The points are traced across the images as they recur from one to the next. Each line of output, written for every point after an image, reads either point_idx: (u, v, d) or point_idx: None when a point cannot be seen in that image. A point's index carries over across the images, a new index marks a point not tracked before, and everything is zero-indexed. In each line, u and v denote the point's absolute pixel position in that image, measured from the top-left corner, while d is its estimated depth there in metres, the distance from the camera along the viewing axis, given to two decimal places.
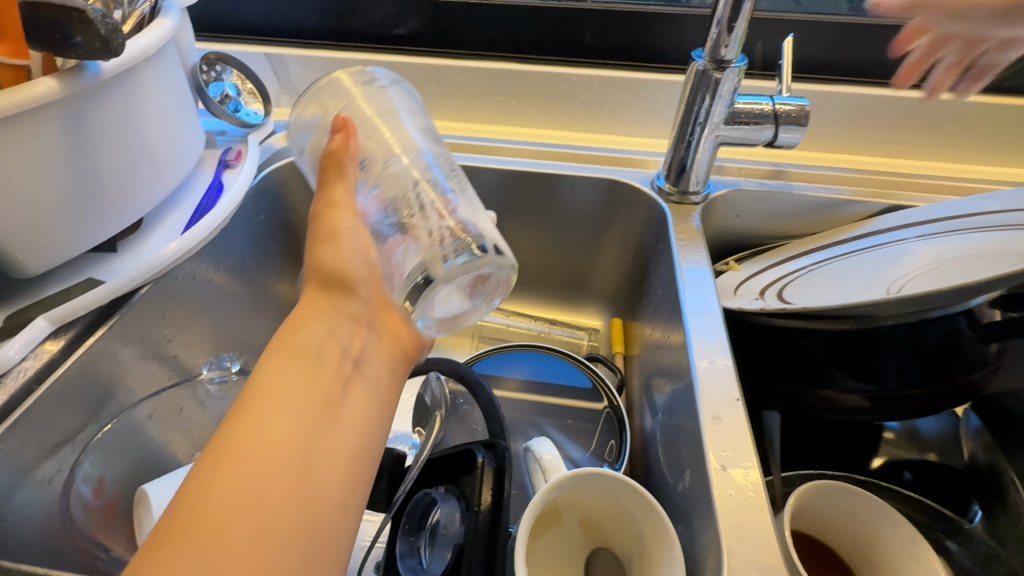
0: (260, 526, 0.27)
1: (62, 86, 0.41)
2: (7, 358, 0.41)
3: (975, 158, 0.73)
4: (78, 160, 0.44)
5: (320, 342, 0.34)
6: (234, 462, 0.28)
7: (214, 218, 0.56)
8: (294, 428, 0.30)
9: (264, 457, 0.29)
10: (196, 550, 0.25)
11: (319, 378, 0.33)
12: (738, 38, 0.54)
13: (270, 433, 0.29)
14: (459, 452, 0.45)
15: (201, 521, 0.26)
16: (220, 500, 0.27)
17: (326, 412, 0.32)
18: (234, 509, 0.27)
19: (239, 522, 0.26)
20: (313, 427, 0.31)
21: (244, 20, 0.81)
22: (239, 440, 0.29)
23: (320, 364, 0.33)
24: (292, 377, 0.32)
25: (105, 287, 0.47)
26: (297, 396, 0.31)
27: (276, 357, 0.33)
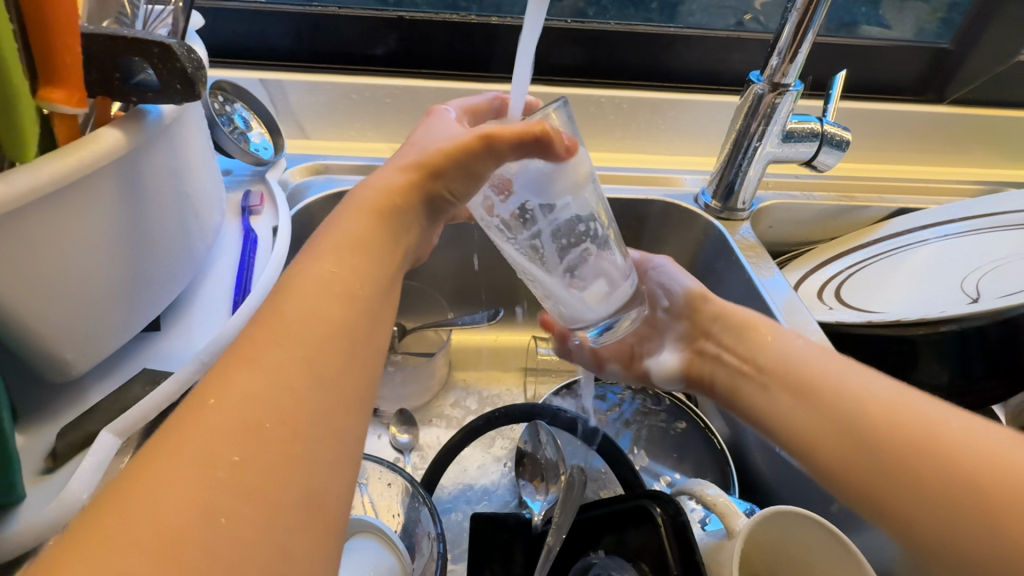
0: (338, 345, 0.26)
1: (127, 136, 0.33)
2: (79, 494, 0.31)
3: (947, 161, 0.83)
4: (133, 226, 0.35)
5: (401, 217, 0.33)
6: (313, 289, 0.27)
7: (263, 278, 0.46)
8: (362, 269, 0.29)
9: (348, 288, 0.28)
10: (283, 355, 0.24)
11: (379, 230, 0.32)
12: (799, 65, 0.56)
13: (342, 267, 0.29)
14: (626, 507, 0.43)
15: (284, 332, 0.25)
16: (298, 318, 0.26)
17: (387, 261, 0.31)
18: (312, 326, 0.25)
19: (318, 337, 0.25)
20: (380, 273, 0.30)
21: (227, 41, 0.71)
22: (334, 270, 0.29)
23: (397, 229, 0.33)
24: (358, 226, 0.31)
25: (173, 378, 0.37)
26: (362, 245, 0.30)
27: (353, 213, 0.32)
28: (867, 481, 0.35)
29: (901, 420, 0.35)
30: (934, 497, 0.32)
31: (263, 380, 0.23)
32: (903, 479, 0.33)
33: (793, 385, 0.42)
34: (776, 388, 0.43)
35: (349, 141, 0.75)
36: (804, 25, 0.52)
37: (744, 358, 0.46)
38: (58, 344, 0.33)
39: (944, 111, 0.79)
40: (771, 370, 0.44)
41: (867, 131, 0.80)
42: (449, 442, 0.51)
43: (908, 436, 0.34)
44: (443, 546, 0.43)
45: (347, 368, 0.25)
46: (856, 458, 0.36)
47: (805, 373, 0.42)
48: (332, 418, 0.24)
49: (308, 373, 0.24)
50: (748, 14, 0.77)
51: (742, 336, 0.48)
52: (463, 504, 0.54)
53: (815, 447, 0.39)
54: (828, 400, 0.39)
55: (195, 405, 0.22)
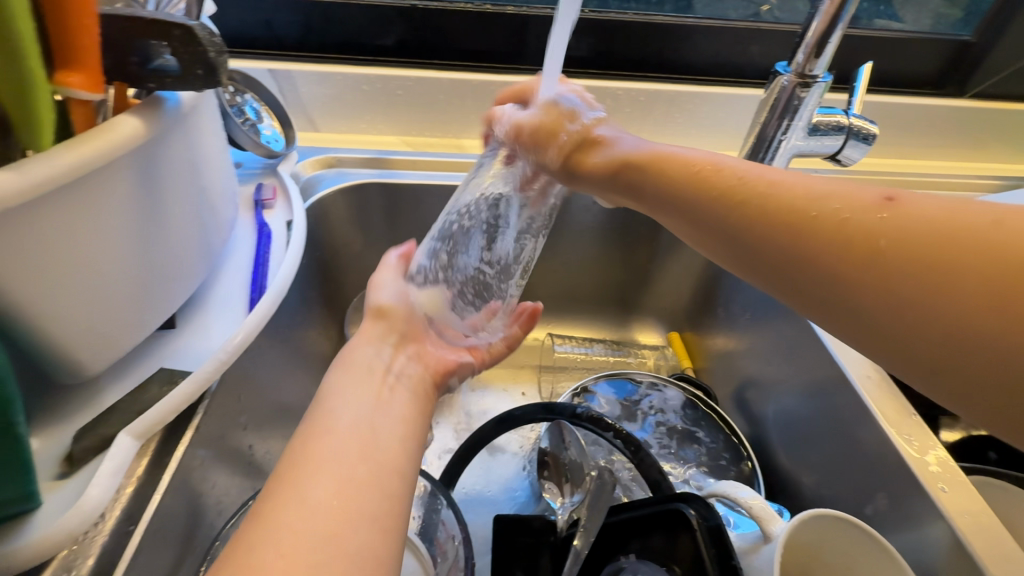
0: (332, 477, 0.26)
1: (146, 125, 0.31)
2: (97, 499, 0.30)
3: (965, 155, 0.82)
4: (148, 219, 0.34)
5: (369, 362, 0.35)
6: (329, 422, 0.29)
7: (279, 276, 0.45)
8: (365, 396, 0.31)
9: (331, 434, 0.28)
10: (322, 493, 0.25)
11: (362, 368, 0.34)
12: (828, 55, 0.55)
13: (334, 418, 0.29)
14: (657, 511, 0.41)
15: (315, 470, 0.26)
16: (322, 452, 0.27)
17: (372, 388, 0.32)
18: (306, 474, 0.26)
19: (342, 463, 0.27)
20: (378, 397, 0.32)
21: (236, 30, 0.69)
22: (319, 429, 0.29)
23: (370, 373, 0.34)
24: (341, 379, 0.33)
25: (191, 378, 0.35)
26: (353, 387, 0.32)
27: (334, 372, 0.34)
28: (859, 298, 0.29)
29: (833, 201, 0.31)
30: (937, 276, 0.27)
31: (304, 522, 0.24)
32: (871, 286, 0.28)
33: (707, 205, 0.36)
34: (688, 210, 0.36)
35: (362, 134, 0.73)
36: (833, 16, 0.50)
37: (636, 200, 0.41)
38: (74, 345, 0.32)
39: (964, 105, 0.78)
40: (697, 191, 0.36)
41: (887, 124, 0.78)
42: (467, 441, 0.50)
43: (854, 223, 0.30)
44: (469, 553, 0.42)
45: (377, 487, 0.27)
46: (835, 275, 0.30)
47: (706, 177, 0.36)
48: (374, 535, 0.25)
49: (345, 506, 0.25)
50: (765, 5, 0.75)
51: (639, 178, 0.40)
52: (482, 505, 0.53)
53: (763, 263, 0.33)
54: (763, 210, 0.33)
55: (242, 562, 0.23)
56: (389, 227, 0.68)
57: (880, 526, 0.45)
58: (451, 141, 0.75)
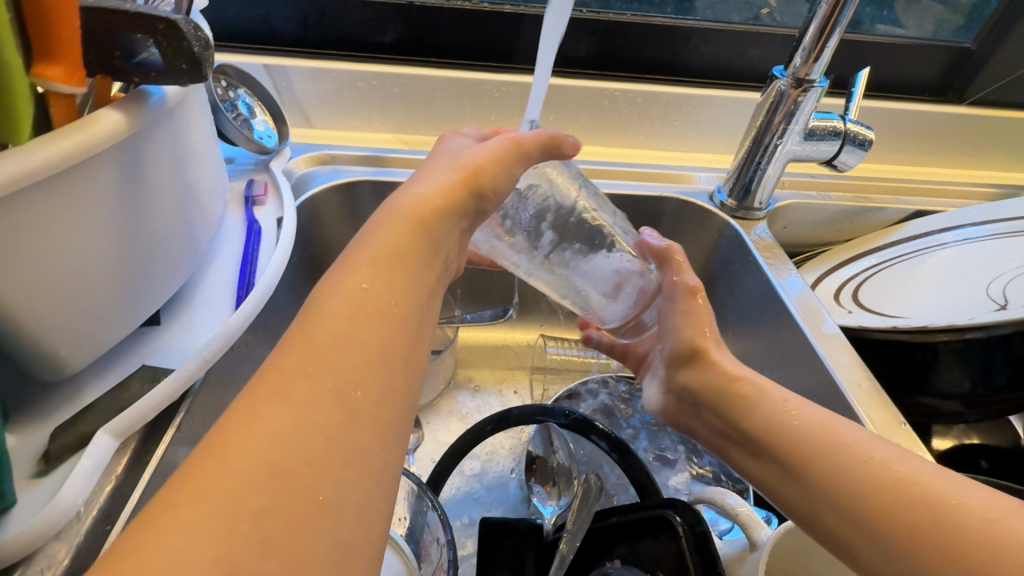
0: (372, 372, 0.25)
1: (128, 119, 0.31)
2: (74, 497, 0.30)
3: (962, 163, 0.82)
4: (131, 214, 0.33)
5: (440, 235, 0.33)
6: (347, 308, 0.26)
7: (267, 274, 0.44)
8: (405, 284, 0.29)
9: (381, 303, 0.27)
10: (310, 390, 0.23)
11: (422, 262, 0.31)
12: (825, 60, 0.54)
13: (376, 283, 0.28)
14: (644, 517, 0.41)
15: (310, 364, 0.24)
16: (329, 343, 0.25)
17: (427, 274, 0.31)
18: (350, 355, 0.25)
19: (344, 361, 0.24)
20: (419, 290, 0.30)
21: (230, 24, 0.68)
22: (384, 293, 0.28)
23: (432, 248, 0.32)
24: (400, 239, 0.31)
25: (173, 376, 0.35)
26: (408, 284, 0.29)
27: (393, 226, 0.31)
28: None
29: (886, 481, 0.32)
30: (929, 555, 0.28)
31: (288, 418, 0.22)
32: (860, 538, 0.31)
33: (782, 456, 0.37)
34: (768, 458, 0.38)
35: (356, 132, 0.73)
36: (831, 21, 0.50)
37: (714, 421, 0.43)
38: (53, 341, 0.31)
39: (962, 112, 0.77)
40: (760, 439, 0.39)
41: (884, 130, 0.78)
42: (457, 441, 0.49)
43: (912, 514, 0.30)
44: (453, 554, 0.41)
45: (381, 404, 0.24)
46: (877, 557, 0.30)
47: (800, 436, 0.37)
48: (365, 460, 0.23)
49: (335, 411, 0.23)
50: (765, 8, 0.75)
51: (728, 402, 0.43)
52: (469, 507, 0.53)
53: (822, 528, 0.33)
54: (831, 481, 0.34)
55: (218, 443, 0.21)
56: None
57: None
58: None
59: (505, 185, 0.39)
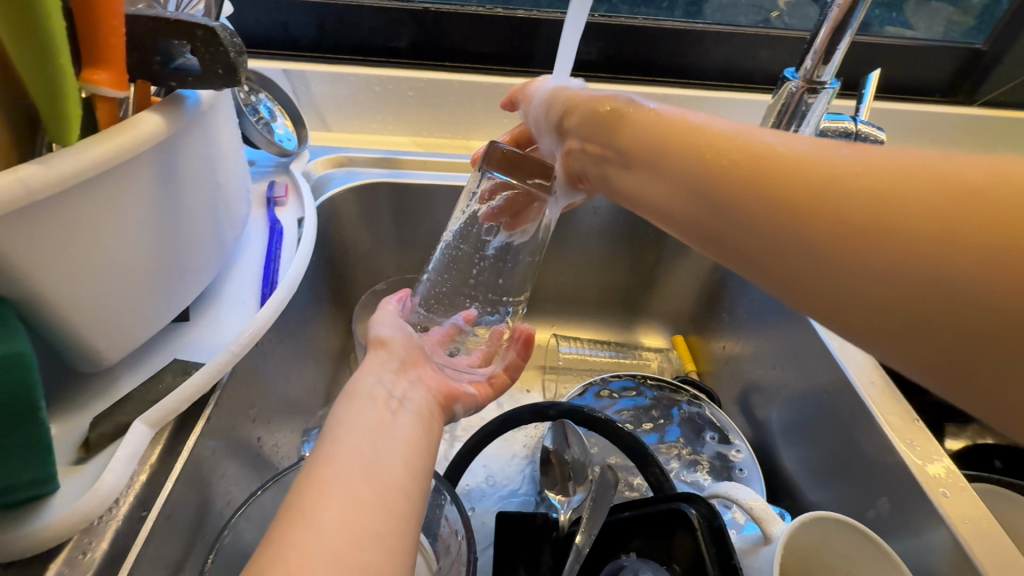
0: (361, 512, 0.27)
1: (167, 121, 0.32)
2: (113, 483, 0.31)
3: (973, 164, 0.82)
4: (164, 212, 0.35)
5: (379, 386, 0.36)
6: (355, 433, 0.31)
7: (290, 273, 0.45)
8: (378, 413, 0.33)
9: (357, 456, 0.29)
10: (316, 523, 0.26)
11: (366, 398, 0.34)
12: (836, 62, 0.55)
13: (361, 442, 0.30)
14: (657, 510, 0.41)
15: (326, 486, 0.27)
16: (343, 460, 0.29)
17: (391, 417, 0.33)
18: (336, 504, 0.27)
19: (349, 477, 0.28)
20: (388, 414, 0.33)
21: (251, 32, 0.70)
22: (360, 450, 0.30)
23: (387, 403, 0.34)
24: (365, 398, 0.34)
25: (204, 370, 0.36)
26: (359, 415, 0.32)
27: (356, 396, 0.35)
28: (834, 295, 0.26)
29: (801, 170, 0.28)
30: (917, 249, 0.24)
31: (316, 533, 0.25)
32: (842, 271, 0.26)
33: (645, 159, 0.34)
34: (636, 167, 0.35)
35: (372, 135, 0.74)
36: (842, 22, 0.51)
37: (604, 150, 0.38)
38: (92, 334, 0.33)
39: (973, 113, 0.78)
40: (647, 160, 0.34)
41: (896, 131, 0.78)
42: (475, 437, 0.50)
43: (894, 191, 0.25)
44: (472, 548, 0.42)
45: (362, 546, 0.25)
46: (824, 280, 0.27)
47: (700, 154, 0.31)
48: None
49: (352, 517, 0.26)
50: (775, 11, 0.75)
51: (601, 123, 0.37)
52: (484, 503, 0.54)
53: (742, 254, 0.30)
54: (784, 173, 0.28)
55: None
56: (397, 227, 0.69)
57: (883, 531, 0.46)
58: (460, 142, 0.75)
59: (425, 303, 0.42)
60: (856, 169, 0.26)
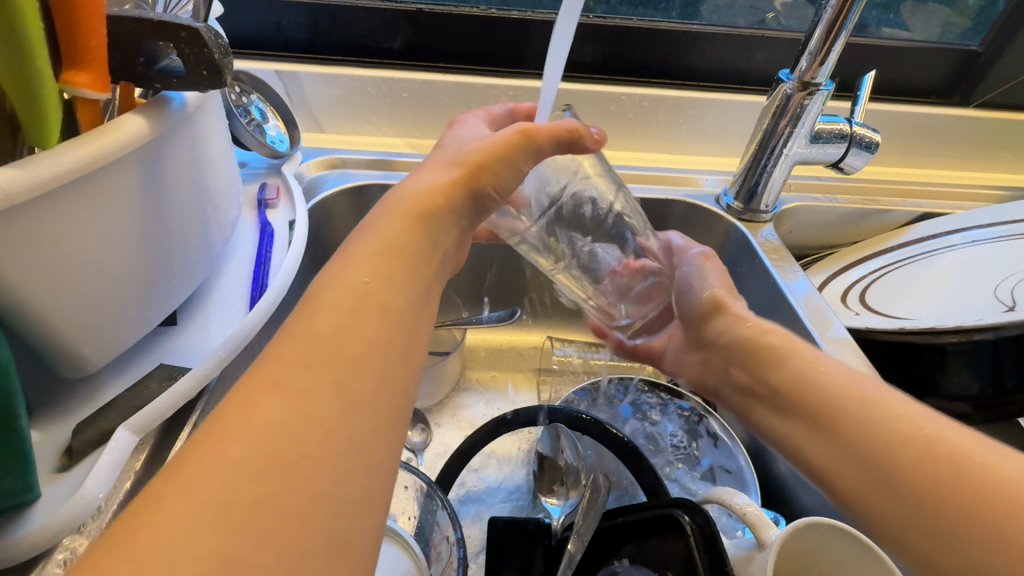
0: (350, 369, 0.25)
1: (150, 124, 0.32)
2: (94, 492, 0.30)
3: (968, 165, 0.82)
4: (150, 217, 0.34)
5: (437, 224, 0.34)
6: (347, 301, 0.27)
7: (280, 275, 0.45)
8: (398, 280, 0.29)
9: (375, 291, 0.28)
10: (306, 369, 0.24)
11: (421, 232, 0.32)
12: (831, 64, 0.55)
13: (375, 278, 0.28)
14: (652, 517, 0.41)
15: (307, 357, 0.24)
16: (328, 334, 0.25)
17: (423, 269, 0.32)
18: (341, 348, 0.25)
19: (336, 355, 0.25)
20: (410, 285, 0.30)
21: (244, 32, 0.70)
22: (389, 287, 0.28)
23: (427, 247, 0.32)
24: (400, 233, 0.31)
25: (191, 375, 0.36)
26: (406, 251, 0.31)
27: (398, 218, 0.32)
28: (886, 514, 0.33)
29: (943, 447, 0.32)
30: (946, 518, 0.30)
31: (285, 407, 0.23)
32: (884, 499, 0.33)
33: (801, 410, 0.40)
34: (791, 413, 0.40)
35: (366, 137, 0.74)
36: (837, 24, 0.51)
37: (751, 388, 0.45)
38: (76, 340, 0.32)
39: (968, 115, 0.77)
40: (787, 395, 0.41)
41: (892, 132, 0.78)
42: (466, 441, 0.50)
43: (947, 474, 0.31)
44: (463, 552, 0.41)
45: (370, 393, 0.25)
46: (868, 495, 0.34)
47: (831, 403, 0.38)
48: (361, 451, 0.23)
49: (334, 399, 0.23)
50: (771, 13, 0.75)
51: (759, 359, 0.45)
52: (478, 508, 0.53)
53: (825, 468, 0.37)
54: (863, 439, 0.35)
55: (233, 427, 0.22)
56: None
57: None
58: None
59: (508, 181, 0.39)
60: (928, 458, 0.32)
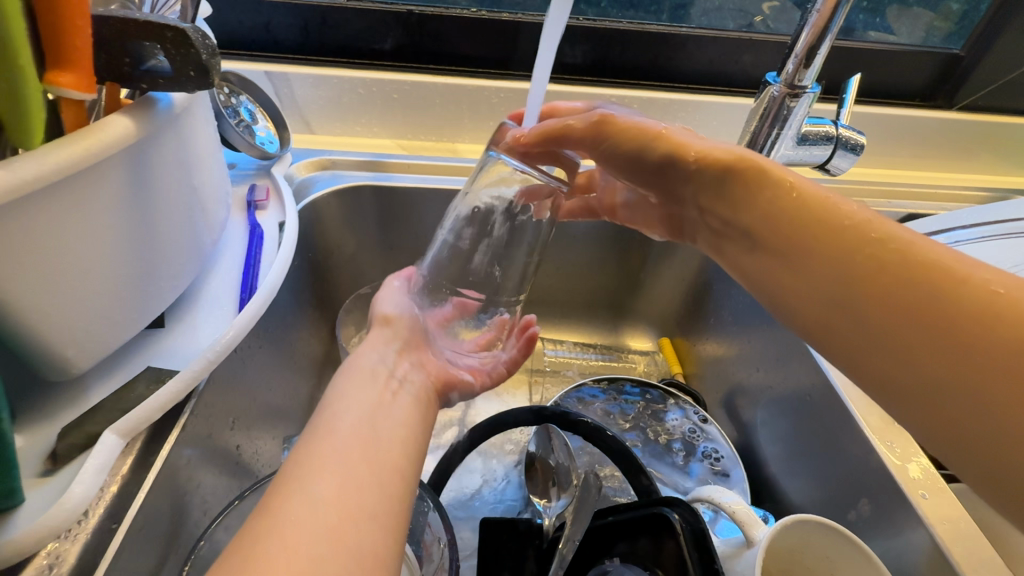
0: (344, 476, 0.27)
1: (137, 125, 0.32)
2: (82, 495, 0.30)
3: (952, 166, 0.83)
4: (137, 219, 0.34)
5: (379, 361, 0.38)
6: (320, 431, 0.30)
7: (269, 277, 0.45)
8: (358, 408, 0.33)
9: (339, 421, 0.31)
10: (306, 488, 0.26)
11: (369, 375, 0.36)
12: (817, 66, 0.55)
13: (337, 413, 0.32)
14: (643, 515, 0.41)
15: (323, 466, 0.28)
16: (306, 459, 0.28)
17: (380, 389, 0.35)
18: (326, 465, 0.28)
19: (324, 468, 0.28)
20: (373, 408, 0.33)
21: (233, 33, 0.69)
22: (351, 418, 0.31)
23: (376, 379, 0.36)
24: (348, 378, 0.36)
25: (178, 377, 0.35)
26: (360, 392, 0.34)
27: (344, 373, 0.37)
28: (878, 358, 0.31)
29: (945, 282, 0.29)
30: (961, 362, 0.28)
31: (300, 513, 0.25)
32: (896, 351, 0.30)
33: (779, 246, 0.35)
34: (762, 254, 0.36)
35: (356, 138, 0.74)
36: (822, 27, 0.51)
37: (730, 234, 0.38)
38: (61, 343, 0.32)
39: (952, 117, 0.79)
40: (756, 235, 0.36)
41: (878, 134, 0.79)
42: (458, 442, 0.50)
43: (956, 314, 0.28)
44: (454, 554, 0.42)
45: (362, 492, 0.27)
46: (869, 352, 0.31)
47: (797, 237, 0.34)
48: None
49: (349, 500, 0.26)
50: (758, 16, 0.76)
51: (725, 198, 0.37)
52: (469, 509, 0.53)
53: (796, 309, 0.35)
54: (841, 275, 0.32)
55: None
56: (382, 230, 0.68)
57: (863, 531, 0.46)
58: (446, 145, 0.75)
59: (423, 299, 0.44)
60: (953, 299, 0.28)
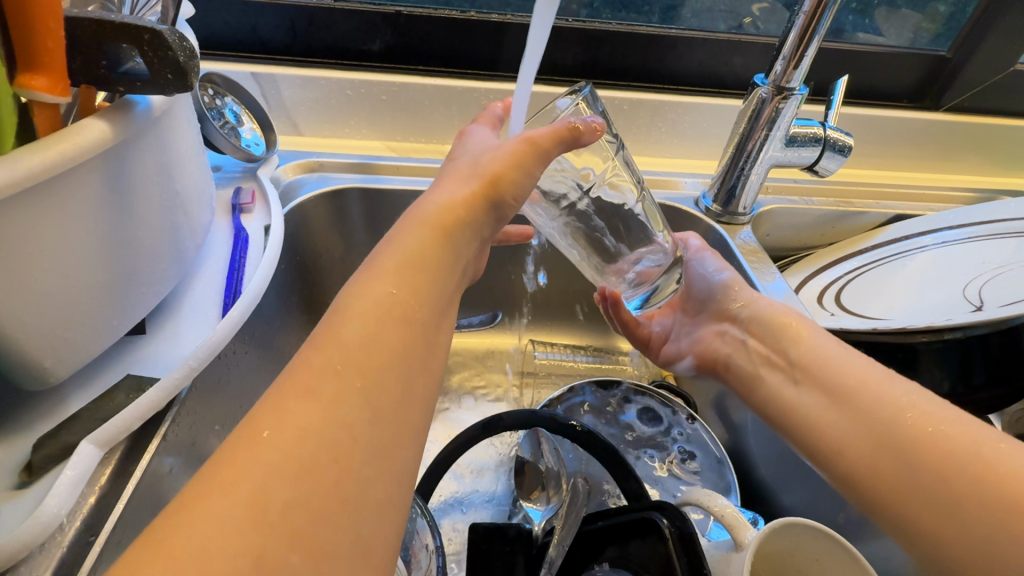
0: (378, 394, 0.24)
1: (113, 129, 0.31)
2: (57, 508, 0.29)
3: (939, 166, 0.84)
4: (115, 224, 0.33)
5: (462, 237, 0.33)
6: (373, 312, 0.27)
7: (254, 281, 0.44)
8: (422, 291, 0.29)
9: (406, 307, 0.27)
10: (335, 389, 0.23)
11: (447, 254, 0.31)
12: (805, 67, 0.55)
13: (402, 288, 0.28)
14: (631, 519, 0.41)
15: (350, 370, 0.24)
16: (352, 346, 0.25)
17: (446, 279, 0.31)
18: (369, 358, 0.25)
19: (366, 366, 0.25)
20: (435, 297, 0.29)
21: (219, 34, 0.69)
22: (418, 303, 0.28)
23: (452, 265, 0.32)
24: (423, 243, 0.31)
25: (158, 386, 0.35)
26: (433, 275, 0.30)
27: (416, 231, 0.32)
28: (892, 499, 0.34)
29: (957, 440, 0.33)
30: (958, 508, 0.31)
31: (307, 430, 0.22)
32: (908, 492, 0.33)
33: (823, 388, 0.40)
34: (807, 385, 0.42)
35: (344, 139, 0.73)
36: (810, 29, 0.51)
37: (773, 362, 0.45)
38: (36, 351, 0.31)
39: (938, 118, 0.79)
40: (806, 370, 0.42)
41: (866, 135, 0.80)
42: (448, 446, 0.49)
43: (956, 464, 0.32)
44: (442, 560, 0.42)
45: (394, 408, 0.24)
46: (883, 488, 0.35)
47: (846, 385, 0.39)
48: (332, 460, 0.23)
49: (371, 420, 0.23)
50: (747, 17, 0.76)
51: (779, 338, 0.46)
52: (459, 514, 0.53)
53: (829, 446, 0.38)
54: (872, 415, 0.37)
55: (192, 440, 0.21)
56: (370, 232, 0.68)
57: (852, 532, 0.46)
58: (435, 147, 0.74)
59: (524, 189, 0.37)
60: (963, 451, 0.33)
